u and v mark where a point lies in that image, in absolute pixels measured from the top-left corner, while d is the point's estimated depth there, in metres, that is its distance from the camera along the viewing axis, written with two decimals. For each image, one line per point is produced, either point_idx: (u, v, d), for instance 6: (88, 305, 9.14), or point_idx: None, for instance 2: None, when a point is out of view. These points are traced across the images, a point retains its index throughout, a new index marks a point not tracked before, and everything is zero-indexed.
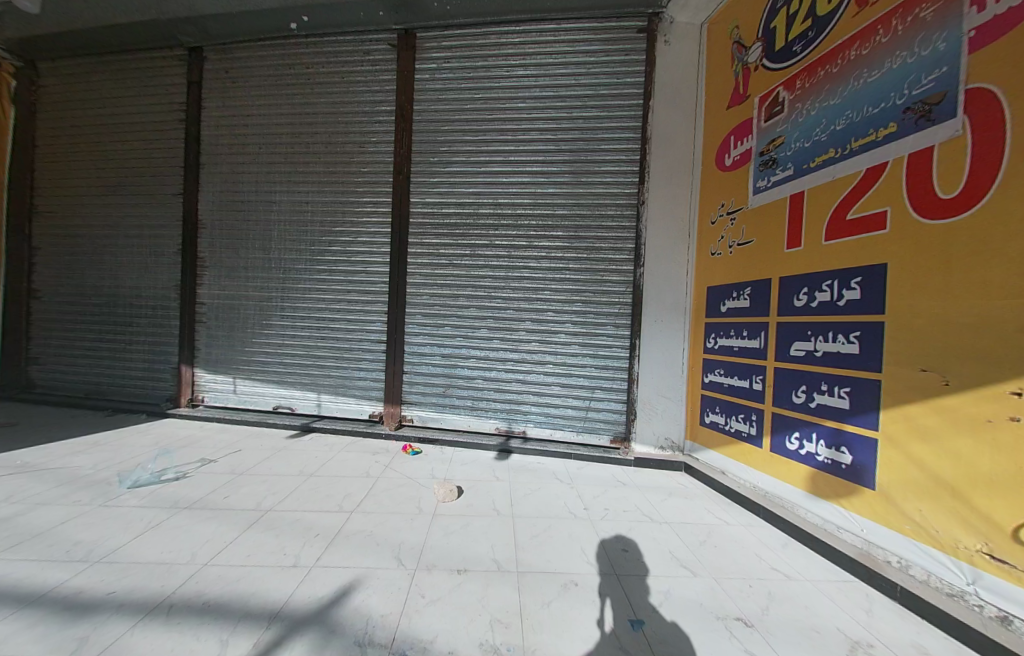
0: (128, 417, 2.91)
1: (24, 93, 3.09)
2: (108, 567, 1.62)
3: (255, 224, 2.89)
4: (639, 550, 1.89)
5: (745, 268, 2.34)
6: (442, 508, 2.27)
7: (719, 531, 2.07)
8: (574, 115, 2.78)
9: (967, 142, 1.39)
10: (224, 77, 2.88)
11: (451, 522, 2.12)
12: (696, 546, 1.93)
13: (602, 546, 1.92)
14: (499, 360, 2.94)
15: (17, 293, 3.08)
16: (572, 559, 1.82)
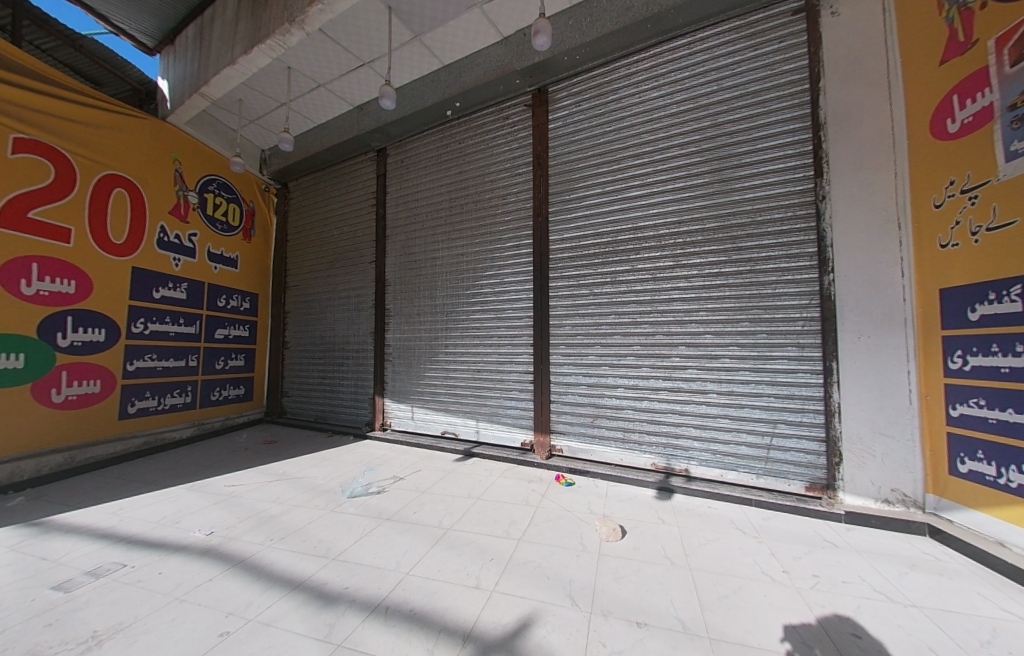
0: (341, 438, 3.67)
1: (281, 205, 4.40)
2: (341, 566, 2.01)
3: (424, 276, 3.44)
4: (878, 639, 1.45)
5: (1008, 259, 1.72)
6: (607, 547, 2.16)
7: (1012, 631, 1.45)
8: (718, 121, 2.58)
9: None
10: (399, 165, 3.61)
11: (621, 565, 1.99)
12: (977, 647, 1.39)
13: (818, 622, 1.54)
14: (652, 389, 2.76)
15: (276, 345, 4.26)
16: (776, 633, 1.50)
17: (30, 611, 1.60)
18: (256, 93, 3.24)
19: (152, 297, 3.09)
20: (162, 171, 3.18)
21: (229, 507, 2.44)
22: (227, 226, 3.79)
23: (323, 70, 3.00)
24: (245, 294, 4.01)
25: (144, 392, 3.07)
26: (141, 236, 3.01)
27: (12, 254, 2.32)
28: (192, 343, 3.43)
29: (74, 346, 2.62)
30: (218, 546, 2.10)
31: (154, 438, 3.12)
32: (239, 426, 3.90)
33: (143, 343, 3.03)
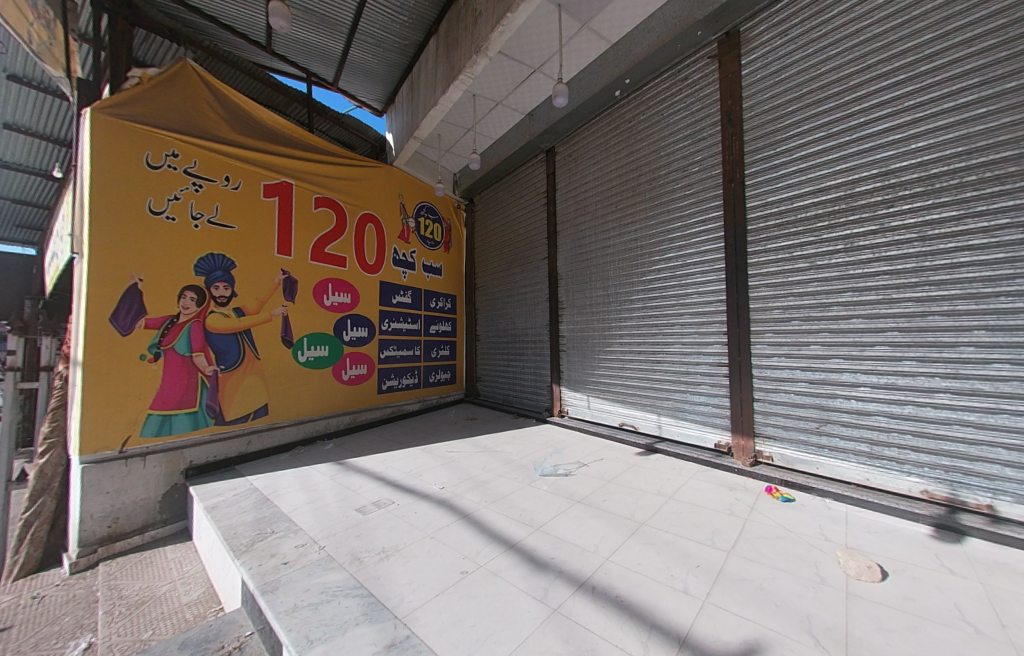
0: (525, 420, 4.07)
1: (468, 218, 5.14)
2: (545, 536, 2.20)
3: (596, 267, 3.48)
4: None
5: None
6: (856, 586, 1.65)
7: None
8: None
9: None
10: (567, 159, 3.73)
11: (885, 614, 1.48)
12: None
13: None
14: (923, 391, 1.98)
15: (470, 338, 5.01)
16: None
17: (348, 522, 2.32)
18: (450, 126, 3.84)
19: (392, 303, 3.99)
20: (392, 204, 4.06)
21: (451, 468, 2.99)
22: (434, 242, 4.63)
23: (501, 87, 3.30)
24: (448, 296, 4.83)
25: (390, 374, 4.00)
26: (383, 256, 3.91)
27: (319, 277, 3.34)
28: (417, 337, 4.31)
29: (352, 340, 3.61)
30: (448, 498, 2.59)
31: (397, 408, 4.07)
32: (448, 404, 4.78)
33: (388, 337, 3.95)
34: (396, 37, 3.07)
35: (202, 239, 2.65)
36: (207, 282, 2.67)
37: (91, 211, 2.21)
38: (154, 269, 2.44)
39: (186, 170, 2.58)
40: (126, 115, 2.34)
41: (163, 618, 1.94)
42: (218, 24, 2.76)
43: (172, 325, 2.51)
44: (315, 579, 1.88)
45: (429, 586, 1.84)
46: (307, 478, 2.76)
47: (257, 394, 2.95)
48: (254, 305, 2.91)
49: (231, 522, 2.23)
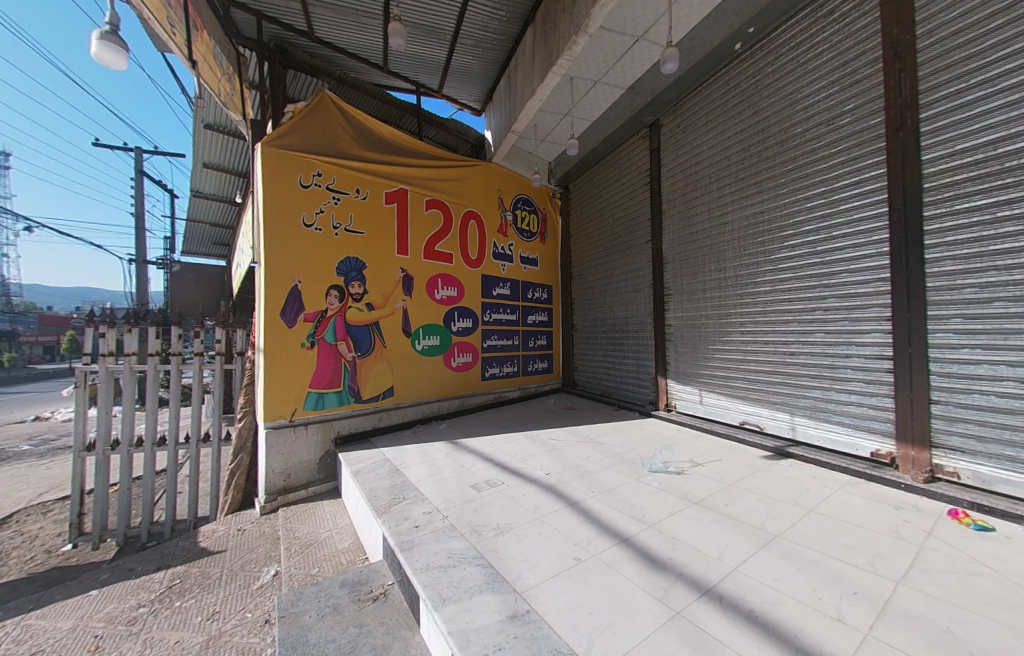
0: (628, 413, 3.95)
1: (563, 206, 5.12)
2: (659, 535, 2.08)
3: (710, 248, 3.19)
4: None
5: None
6: None
7: None
8: None
9: None
10: (675, 132, 3.46)
11: None
12: None
13: None
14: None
15: (566, 327, 5.04)
16: None
17: (465, 497, 2.52)
18: (546, 114, 3.82)
19: (493, 295, 4.18)
20: (491, 200, 4.22)
21: (555, 456, 3.04)
22: (530, 233, 4.71)
23: (601, 64, 3.16)
24: (544, 286, 4.89)
25: (493, 362, 4.21)
26: (484, 251, 4.11)
27: (431, 273, 3.64)
28: (516, 327, 4.46)
29: (460, 330, 3.87)
30: (555, 485, 2.64)
31: (499, 395, 4.28)
32: (545, 393, 4.88)
33: (490, 327, 4.15)
34: (494, 34, 3.14)
35: (341, 245, 3.09)
36: (346, 281, 3.12)
37: (266, 228, 2.75)
38: (307, 272, 2.92)
39: (327, 185, 3.01)
40: (284, 145, 2.83)
41: (326, 559, 2.37)
42: (346, 52, 3.16)
43: (322, 319, 2.99)
44: (442, 544, 2.08)
45: (544, 567, 1.88)
46: (427, 453, 3.07)
47: (385, 377, 3.37)
48: (381, 300, 3.30)
49: (371, 487, 2.59)
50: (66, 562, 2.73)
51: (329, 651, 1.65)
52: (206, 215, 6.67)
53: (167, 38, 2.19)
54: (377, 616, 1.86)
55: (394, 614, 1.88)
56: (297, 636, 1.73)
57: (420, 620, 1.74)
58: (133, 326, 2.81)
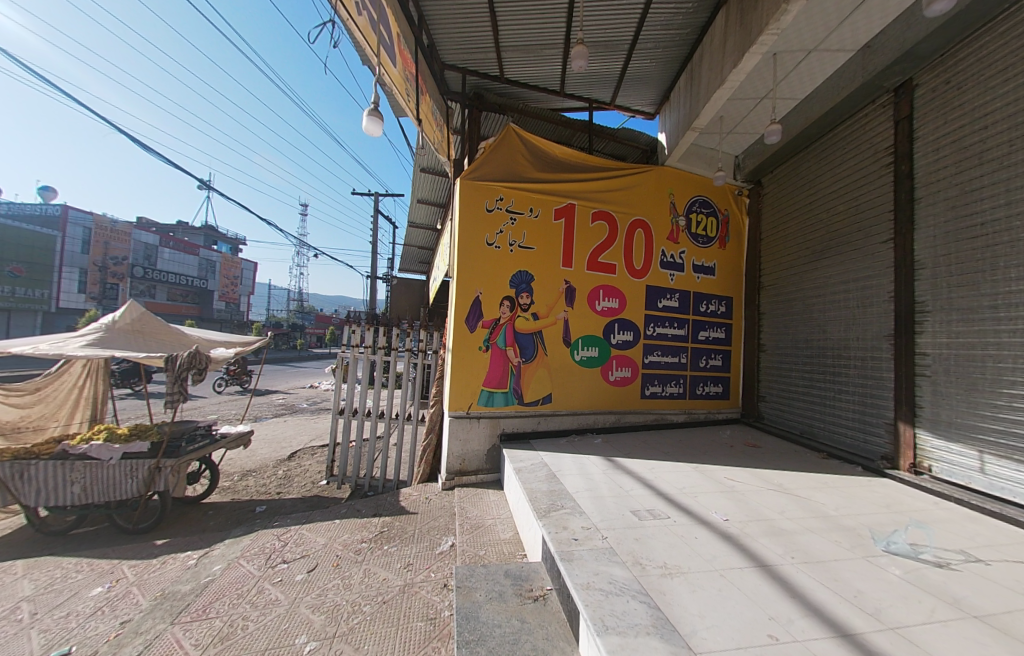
0: (846, 466, 3.04)
1: (754, 205, 4.37)
2: (910, 647, 1.48)
3: (1009, 247, 2.16)
4: None
5: None
6: None
7: None
8: None
9: None
10: (945, 90, 2.50)
11: None
12: None
13: None
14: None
15: (749, 347, 4.29)
16: None
17: (625, 522, 2.38)
18: (737, 102, 3.36)
19: (658, 307, 3.88)
20: (661, 206, 3.95)
21: (734, 500, 2.57)
22: (706, 239, 4.19)
23: (820, 28, 2.57)
24: (721, 298, 4.27)
25: (654, 379, 3.91)
26: (650, 260, 3.87)
27: (594, 285, 3.64)
28: (683, 343, 4.04)
29: (619, 343, 3.74)
30: (736, 536, 2.22)
31: (659, 417, 3.94)
32: (716, 420, 4.25)
33: (653, 342, 3.87)
34: (677, 29, 2.94)
35: (515, 259, 3.41)
36: (516, 293, 3.41)
37: (460, 248, 3.28)
38: (485, 286, 3.33)
39: (504, 207, 3.37)
40: (475, 176, 3.32)
41: (491, 545, 2.61)
42: (528, 85, 3.51)
43: (496, 326, 3.36)
44: (602, 566, 2.01)
45: (727, 633, 1.58)
46: (582, 465, 3.06)
47: (544, 384, 3.53)
48: (545, 310, 3.48)
49: (532, 487, 2.74)
50: (324, 493, 3.85)
51: (496, 635, 1.78)
52: (414, 241, 8.50)
53: (405, 105, 2.86)
54: (538, 617, 1.92)
55: (553, 621, 1.90)
56: (471, 609, 1.95)
57: (581, 638, 1.70)
58: (371, 326, 3.75)
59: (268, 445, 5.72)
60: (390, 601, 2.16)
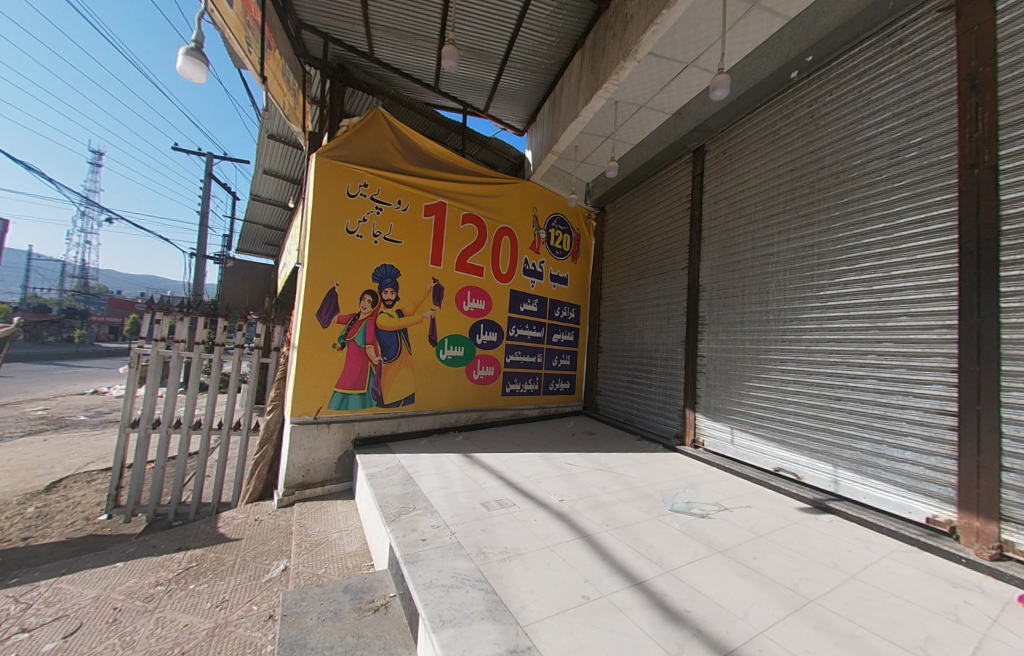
0: (651, 445, 3.79)
1: (598, 227, 5.13)
2: (677, 583, 1.91)
3: (752, 278, 3.05)
4: None
5: None
6: None
7: None
8: None
9: None
10: (721, 158, 3.38)
11: None
12: None
13: None
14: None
15: (592, 349, 4.98)
16: None
17: (474, 515, 2.47)
18: (589, 136, 3.88)
19: (519, 311, 4.18)
20: (526, 217, 4.28)
21: (569, 482, 2.94)
22: (562, 252, 4.72)
23: (647, 89, 3.17)
24: (572, 306, 4.85)
25: (514, 378, 4.18)
26: (515, 266, 4.14)
27: (462, 285, 3.70)
28: (540, 344, 4.44)
29: (484, 343, 3.89)
30: (567, 513, 2.53)
31: (516, 413, 4.23)
32: (565, 413, 4.81)
33: (514, 343, 4.14)
34: (543, 58, 3.24)
35: (380, 252, 3.22)
36: (380, 288, 3.23)
37: (313, 232, 2.93)
38: (344, 277, 3.06)
39: (370, 195, 3.16)
40: (334, 156, 3.02)
41: (333, 561, 2.37)
42: (400, 72, 3.39)
43: (355, 322, 3.11)
44: (447, 561, 2.02)
45: (550, 602, 1.78)
46: (440, 464, 3.06)
47: (407, 384, 3.42)
48: (410, 307, 3.38)
49: (383, 492, 2.61)
50: (101, 531, 2.91)
51: None
52: (264, 217, 7.22)
53: (244, 55, 2.42)
54: (376, 628, 1.82)
55: (393, 629, 1.82)
56: (297, 637, 1.72)
57: (418, 639, 1.67)
58: (185, 315, 3.03)
59: (6, 475, 4.03)
60: (189, 650, 1.75)
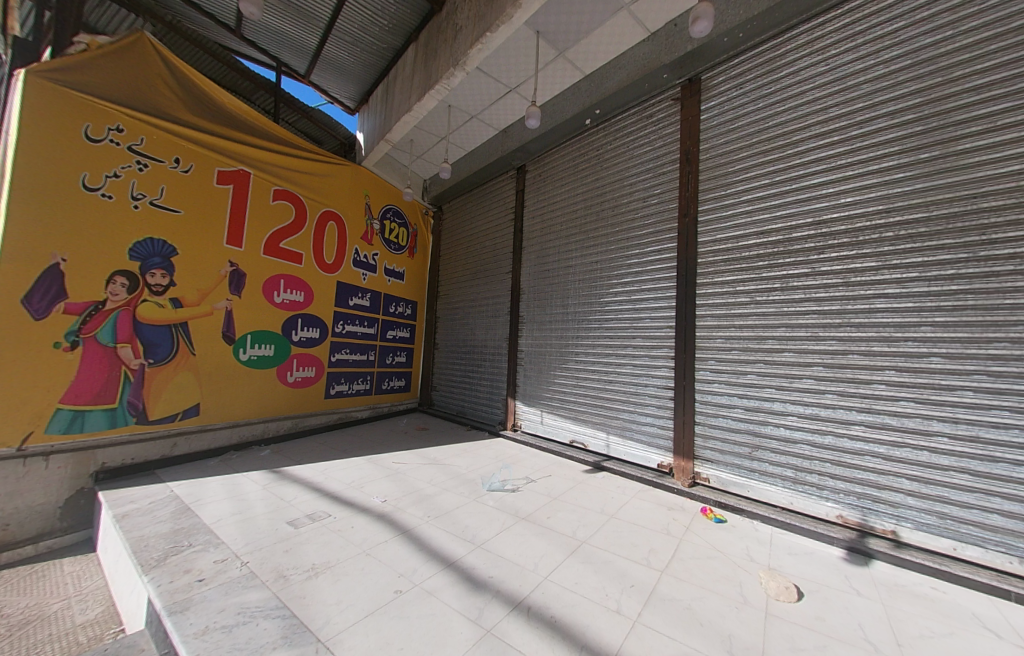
0: (479, 433, 4.12)
1: (435, 225, 5.27)
2: (485, 554, 2.12)
3: (557, 283, 3.64)
4: None
5: None
6: (776, 607, 1.69)
7: None
8: (939, 77, 1.94)
9: None
10: (537, 179, 3.90)
11: (798, 635, 1.53)
12: None
13: None
14: (920, 433, 1.93)
15: (429, 345, 5.09)
16: None
17: (277, 537, 2.17)
18: (423, 133, 3.93)
19: (348, 304, 4.06)
20: (356, 205, 4.16)
21: (395, 482, 2.92)
22: (398, 246, 4.72)
23: (477, 102, 3.42)
24: (408, 302, 4.90)
25: (340, 378, 4.02)
26: (343, 256, 3.99)
27: (271, 273, 3.38)
28: (372, 342, 4.37)
29: (302, 340, 3.65)
30: (389, 513, 2.51)
31: (343, 415, 4.08)
32: (399, 411, 4.80)
33: (342, 340, 4.00)
34: (374, 40, 3.09)
35: (144, 223, 2.61)
36: (143, 268, 2.61)
37: (13, 179, 2.08)
38: (80, 250, 2.33)
39: (129, 147, 2.54)
40: (62, 79, 2.25)
41: (52, 640, 1.68)
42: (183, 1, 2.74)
43: (96, 313, 2.39)
44: (234, 598, 1.70)
45: (360, 605, 1.71)
46: (234, 488, 2.60)
47: (189, 392, 2.88)
48: (194, 296, 2.88)
49: (142, 534, 2.02)
50: None
51: None
52: None
53: None
54: None
55: None
56: None
57: None
58: None
59: None
60: None
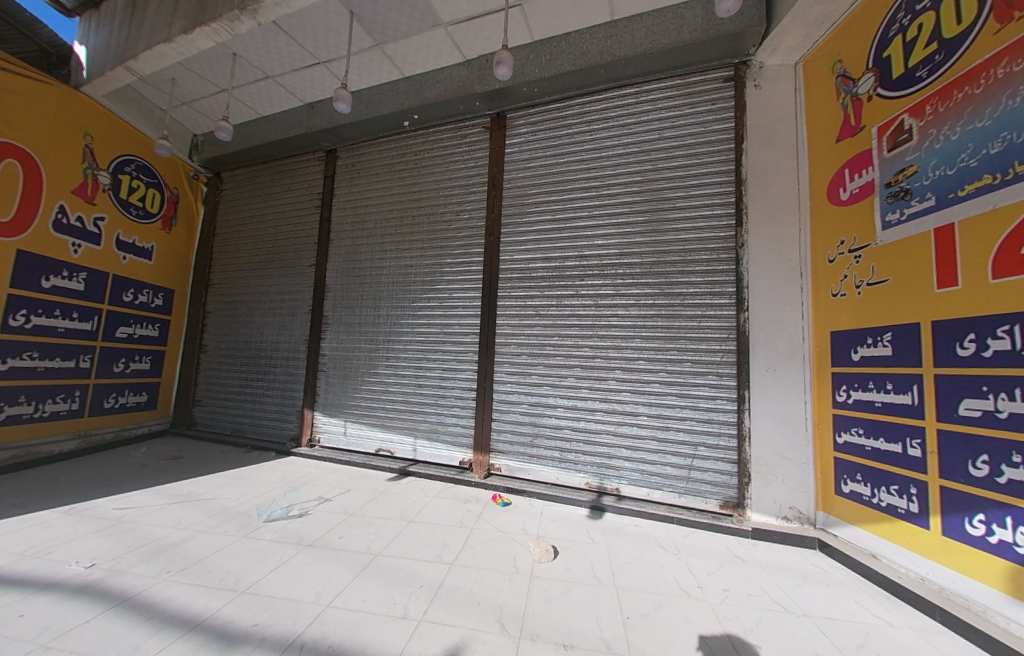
0: (264, 455, 3.46)
1: (211, 196, 4.22)
2: (251, 599, 1.75)
3: (370, 283, 3.44)
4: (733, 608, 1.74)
5: (871, 311, 2.00)
6: (539, 569, 2.02)
7: (816, 575, 1.99)
8: (646, 166, 2.79)
9: (932, 260, 1.73)
10: (351, 170, 3.62)
11: (550, 587, 1.87)
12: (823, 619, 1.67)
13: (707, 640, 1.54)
14: (631, 414, 2.69)
15: (194, 347, 4.02)
16: (678, 632, 1.59)
17: None
18: (193, 75, 3.12)
19: (41, 287, 2.81)
20: (65, 145, 2.95)
21: (114, 536, 2.12)
22: (144, 212, 3.57)
23: (276, 62, 2.94)
24: (159, 289, 3.75)
25: (16, 397, 2.74)
26: (32, 215, 2.75)
27: None
28: (88, 342, 3.16)
29: None
30: (96, 581, 1.78)
31: (21, 452, 2.76)
32: (134, 438, 3.56)
33: (20, 339, 2.73)
34: None
35: None
36: None
37: None
38: None
39: None
40: None
41: None
42: None
43: None
44: None
45: None
46: None
47: None
48: None
49: None
50: None
51: None
52: None
53: None
54: None
55: None
56: None
57: None
58: None
59: None
60: None
